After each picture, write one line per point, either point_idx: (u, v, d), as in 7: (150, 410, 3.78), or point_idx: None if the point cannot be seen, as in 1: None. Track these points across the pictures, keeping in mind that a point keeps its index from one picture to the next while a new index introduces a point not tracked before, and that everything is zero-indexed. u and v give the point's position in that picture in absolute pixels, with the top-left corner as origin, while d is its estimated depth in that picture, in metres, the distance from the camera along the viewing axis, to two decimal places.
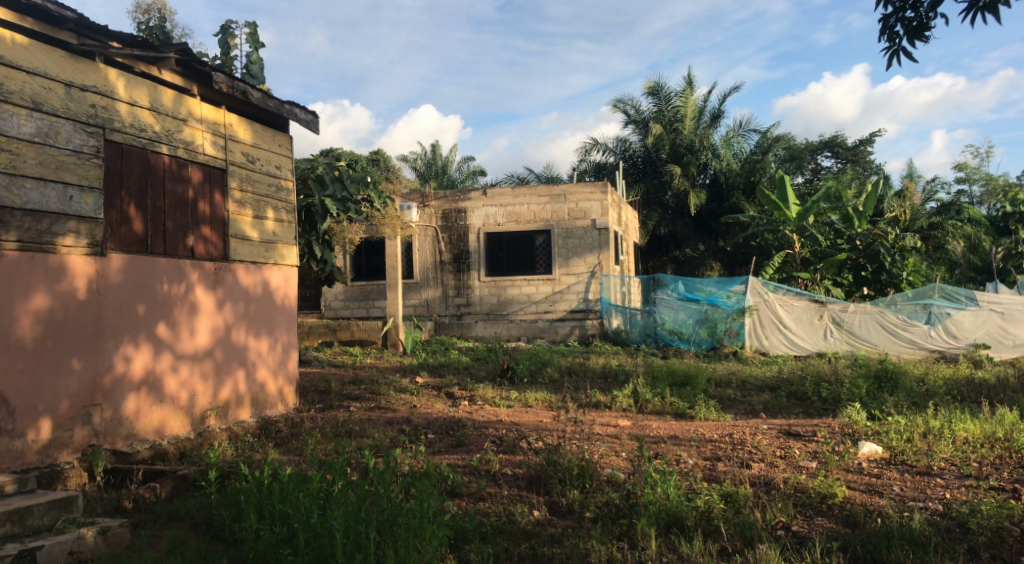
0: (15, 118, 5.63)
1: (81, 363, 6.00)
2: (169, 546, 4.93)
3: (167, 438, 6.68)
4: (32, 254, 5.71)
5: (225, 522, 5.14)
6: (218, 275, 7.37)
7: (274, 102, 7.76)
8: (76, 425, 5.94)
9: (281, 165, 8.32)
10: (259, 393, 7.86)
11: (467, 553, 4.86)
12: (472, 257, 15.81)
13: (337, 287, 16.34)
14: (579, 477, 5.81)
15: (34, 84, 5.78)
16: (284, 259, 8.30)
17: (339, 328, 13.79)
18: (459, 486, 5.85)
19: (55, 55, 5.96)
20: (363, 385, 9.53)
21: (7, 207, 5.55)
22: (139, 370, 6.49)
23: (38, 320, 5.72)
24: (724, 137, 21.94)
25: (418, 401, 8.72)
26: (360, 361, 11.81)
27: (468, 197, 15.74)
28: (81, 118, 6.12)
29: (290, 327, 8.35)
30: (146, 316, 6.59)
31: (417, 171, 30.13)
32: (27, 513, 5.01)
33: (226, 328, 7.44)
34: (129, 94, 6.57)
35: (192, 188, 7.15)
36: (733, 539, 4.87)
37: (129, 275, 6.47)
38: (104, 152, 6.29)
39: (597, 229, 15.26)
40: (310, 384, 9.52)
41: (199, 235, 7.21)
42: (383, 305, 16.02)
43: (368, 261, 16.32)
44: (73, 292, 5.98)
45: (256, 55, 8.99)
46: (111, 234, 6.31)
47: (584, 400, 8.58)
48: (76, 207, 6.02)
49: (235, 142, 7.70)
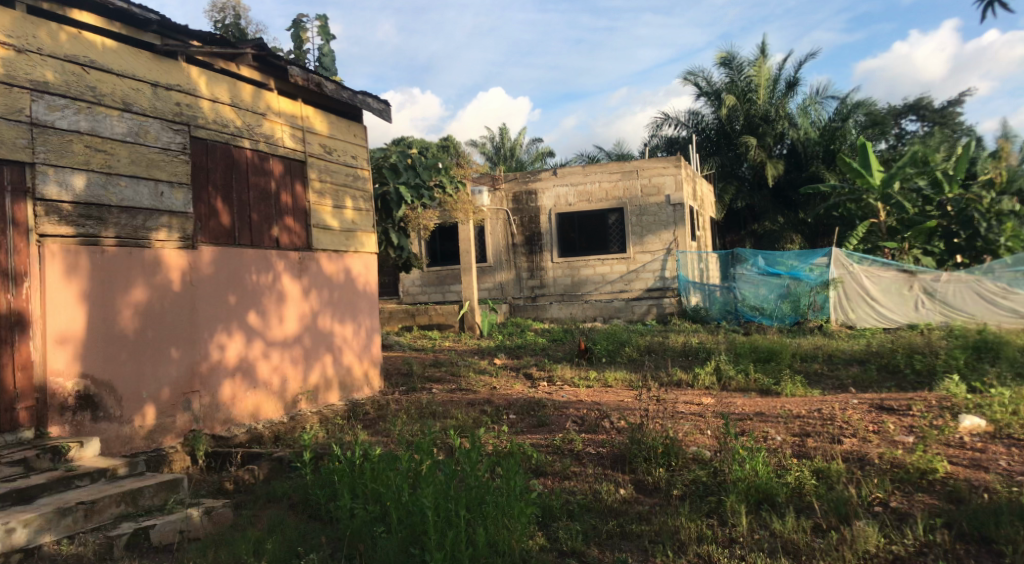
0: (109, 119, 5.96)
1: (179, 352, 6.36)
2: (270, 525, 5.20)
3: (262, 422, 6.99)
4: (129, 249, 6.06)
5: (321, 502, 5.38)
6: (303, 264, 7.58)
7: (347, 93, 7.89)
8: (178, 411, 6.31)
9: (357, 154, 8.48)
10: (346, 377, 8.08)
11: (555, 530, 4.94)
12: (544, 239, 15.87)
13: (414, 272, 16.67)
14: (664, 456, 5.76)
15: (123, 85, 6.08)
16: (364, 246, 8.47)
17: (417, 312, 13.99)
18: (544, 465, 5.90)
19: (141, 57, 6.24)
20: (443, 367, 9.71)
21: (105, 204, 5.92)
22: (233, 358, 6.80)
23: (137, 311, 6.09)
24: (801, 106, 21.29)
25: (498, 383, 8.81)
26: (438, 344, 11.99)
27: (539, 178, 15.77)
28: (167, 116, 6.39)
29: (372, 312, 8.53)
30: (238, 305, 6.88)
31: (486, 155, 30.35)
32: (139, 494, 5.29)
33: (312, 314, 7.67)
34: (211, 91, 6.80)
35: (275, 181, 7.37)
36: (828, 515, 4.78)
37: (220, 267, 6.76)
38: (190, 149, 6.56)
39: (671, 205, 15.02)
40: (393, 367, 9.74)
41: (283, 226, 7.43)
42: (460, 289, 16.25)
43: (442, 247, 16.55)
44: (168, 283, 6.31)
45: (327, 47, 9.11)
46: (200, 228, 6.61)
47: (665, 378, 8.51)
48: (166, 202, 6.33)
49: (313, 134, 7.89)
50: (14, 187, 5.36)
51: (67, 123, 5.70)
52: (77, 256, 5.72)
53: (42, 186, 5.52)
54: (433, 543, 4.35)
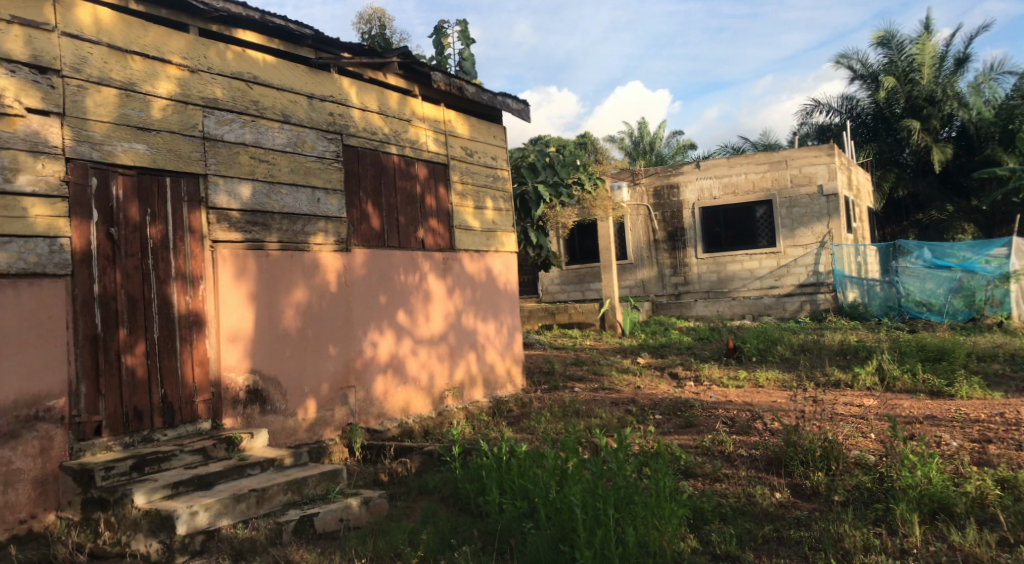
0: (270, 131, 6.38)
1: (336, 349, 6.72)
2: (423, 517, 5.38)
3: (413, 417, 7.26)
4: (291, 252, 6.47)
5: (471, 496, 5.51)
6: (447, 264, 7.81)
7: (487, 95, 8.05)
8: (336, 405, 6.67)
9: (497, 155, 8.62)
10: (490, 374, 8.25)
11: (708, 533, 4.78)
12: (687, 234, 15.51)
13: (553, 271, 16.77)
14: (823, 458, 5.46)
15: (283, 98, 6.49)
16: (504, 246, 8.61)
17: (557, 311, 14.05)
18: (693, 467, 5.74)
19: (298, 71, 6.64)
20: (586, 366, 9.70)
21: (269, 211, 6.34)
22: (385, 355, 7.11)
23: (299, 310, 6.49)
24: (973, 84, 19.69)
25: (642, 382, 8.68)
26: (580, 343, 11.98)
27: (681, 171, 15.47)
28: (322, 126, 6.76)
29: (514, 310, 8.65)
30: (388, 305, 7.18)
31: (624, 150, 30.11)
32: (303, 484, 5.60)
33: (457, 313, 7.87)
34: (361, 100, 7.13)
35: (420, 184, 7.62)
36: (1016, 530, 4.35)
37: (371, 269, 7.09)
38: (342, 157, 6.90)
39: (824, 196, 14.32)
40: (535, 365, 9.83)
41: (428, 228, 7.68)
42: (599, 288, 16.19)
43: (581, 245, 16.58)
44: (325, 284, 6.69)
45: (467, 51, 9.32)
46: (353, 231, 6.94)
47: (822, 379, 8.07)
48: (323, 208, 6.70)
49: (455, 137, 8.09)
50: (190, 198, 5.89)
51: (235, 136, 6.15)
52: (245, 260, 6.18)
53: (214, 196, 6.00)
54: (583, 541, 4.34)
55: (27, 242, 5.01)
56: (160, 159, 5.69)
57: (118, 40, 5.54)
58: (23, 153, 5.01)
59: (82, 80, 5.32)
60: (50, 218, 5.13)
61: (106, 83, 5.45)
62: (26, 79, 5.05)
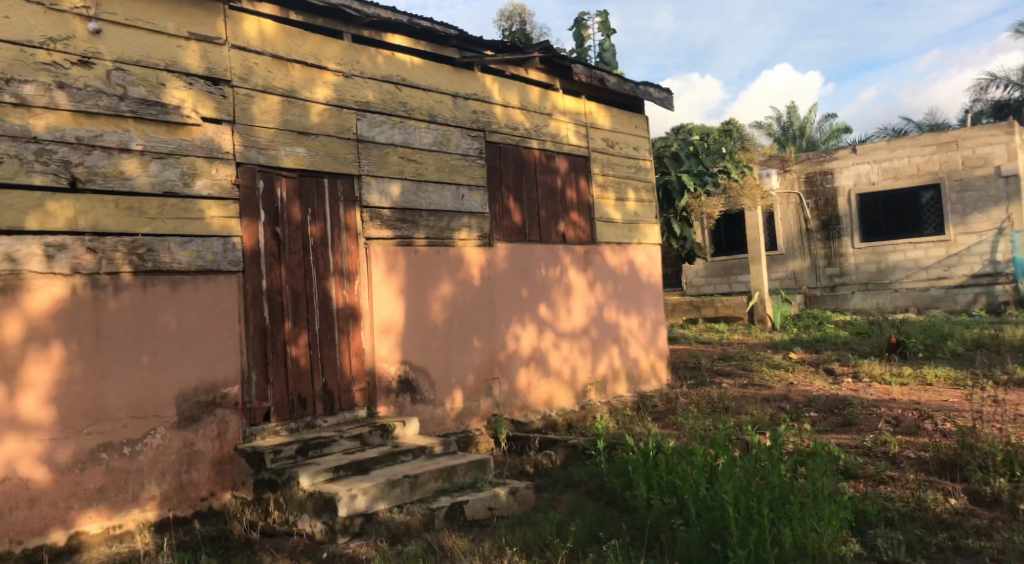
0: (418, 131, 6.60)
1: (481, 342, 6.88)
2: (570, 509, 5.40)
3: (556, 410, 7.33)
4: (437, 247, 6.67)
5: (617, 490, 5.46)
6: (588, 257, 7.79)
7: (630, 85, 7.94)
8: (481, 396, 6.83)
9: (639, 146, 8.51)
10: (634, 369, 8.17)
11: (873, 538, 4.48)
12: (846, 221, 16.26)
13: (699, 263, 17.37)
14: (1005, 465, 5.01)
15: (429, 98, 6.71)
16: (647, 237, 8.48)
17: (702, 304, 13.73)
18: (854, 468, 5.42)
19: (443, 71, 6.84)
20: (734, 360, 9.42)
21: (417, 209, 6.57)
22: (528, 348, 7.20)
23: (445, 304, 6.69)
24: None
25: (795, 378, 8.30)
26: (728, 337, 11.66)
27: (837, 157, 16.22)
28: (466, 124, 6.92)
29: (658, 304, 8.52)
30: (530, 298, 7.26)
31: (773, 136, 29.18)
32: (453, 472, 5.74)
33: (599, 306, 7.84)
34: (504, 97, 7.24)
35: (561, 178, 7.66)
36: None
37: (513, 263, 7.20)
38: (485, 153, 7.04)
39: (1000, 177, 14.43)
40: (680, 359, 9.66)
41: (569, 221, 7.71)
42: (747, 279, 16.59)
43: (728, 236, 17.19)
44: (470, 278, 6.86)
45: (608, 42, 9.27)
46: (496, 227, 7.08)
47: (1004, 377, 7.40)
48: (467, 204, 6.87)
49: (596, 129, 8.05)
50: (346, 198, 6.21)
51: (385, 137, 6.41)
52: (395, 256, 6.44)
53: (367, 195, 6.29)
54: (735, 539, 4.20)
55: (205, 242, 5.47)
56: (318, 161, 6.04)
57: (281, 50, 5.92)
58: (199, 159, 5.47)
59: (250, 88, 5.73)
60: (224, 219, 5.58)
61: (270, 91, 5.83)
62: (202, 90, 5.50)
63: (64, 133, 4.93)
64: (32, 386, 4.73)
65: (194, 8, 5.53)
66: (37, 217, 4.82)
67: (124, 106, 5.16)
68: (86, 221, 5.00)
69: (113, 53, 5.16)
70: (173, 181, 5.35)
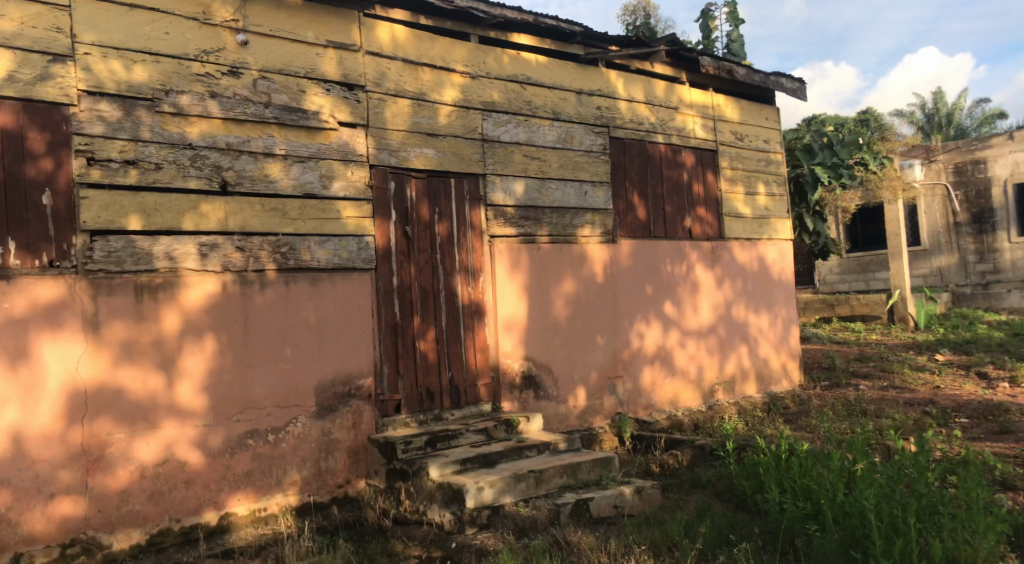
0: (542, 129, 6.66)
1: (604, 339, 6.88)
2: (698, 510, 5.30)
3: (682, 410, 7.28)
4: (560, 245, 6.72)
5: (747, 493, 5.30)
6: (715, 254, 7.76)
7: (759, 76, 7.85)
8: (605, 394, 6.84)
9: (768, 138, 8.39)
10: (763, 368, 8.06)
11: None
12: (999, 214, 16.86)
13: (834, 261, 18.32)
14: None
15: (553, 96, 6.77)
16: (778, 233, 8.38)
17: (837, 304, 13.50)
18: (1013, 479, 5.04)
19: (568, 68, 6.89)
20: (872, 362, 9.02)
21: (541, 206, 6.63)
22: (652, 346, 7.16)
23: (568, 301, 6.72)
24: None
25: (941, 382, 7.83)
26: (866, 337, 11.10)
27: (990, 146, 16.84)
28: (590, 120, 6.95)
29: (789, 302, 8.40)
30: (654, 295, 7.23)
31: (916, 125, 27.82)
32: (578, 469, 5.73)
33: (726, 304, 7.78)
34: (628, 91, 7.23)
35: (687, 172, 7.64)
36: None
37: (637, 259, 7.18)
38: (609, 149, 7.06)
39: None
40: (813, 360, 9.36)
41: (695, 217, 7.69)
42: (885, 276, 17.42)
43: (864, 231, 18.06)
44: (592, 276, 6.87)
45: (737, 32, 9.04)
46: (619, 223, 7.10)
47: None
48: (591, 201, 6.91)
49: (723, 122, 7.98)
50: (471, 197, 6.33)
51: (510, 136, 6.50)
52: (519, 254, 6.52)
53: (492, 194, 6.40)
54: (878, 548, 3.98)
55: (341, 241, 5.73)
56: (446, 161, 6.18)
57: (411, 54, 6.11)
58: (335, 162, 5.74)
59: (382, 92, 5.95)
60: (358, 219, 5.82)
61: (401, 95, 6.03)
62: (338, 96, 5.76)
63: (216, 140, 5.29)
64: (188, 375, 5.10)
65: (331, 16, 5.79)
66: (192, 218, 5.19)
67: (268, 113, 5.47)
68: (235, 222, 5.34)
69: (258, 63, 5.49)
70: (312, 183, 5.63)
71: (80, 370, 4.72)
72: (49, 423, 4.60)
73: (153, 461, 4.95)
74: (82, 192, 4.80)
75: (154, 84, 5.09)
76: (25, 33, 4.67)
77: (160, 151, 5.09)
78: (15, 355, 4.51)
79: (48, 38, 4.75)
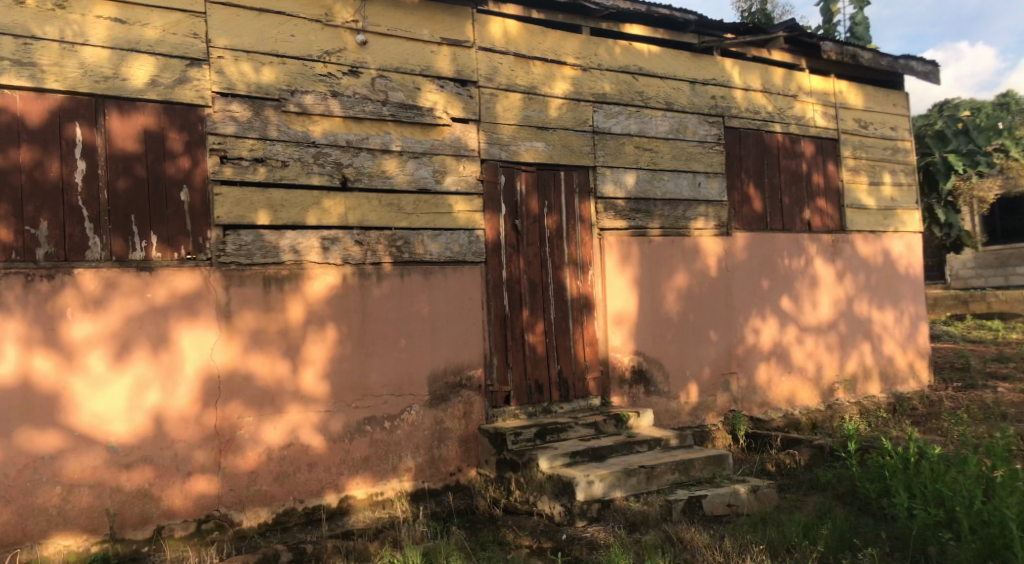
0: (654, 120, 6.60)
1: (717, 335, 6.76)
2: (818, 512, 5.12)
3: (799, 408, 7.10)
4: (672, 237, 6.63)
5: (872, 496, 5.07)
6: (836, 247, 7.50)
7: (887, 60, 7.51)
8: (717, 391, 6.73)
9: (896, 125, 8.04)
10: (888, 367, 7.74)
11: None
12: None
13: (967, 255, 17.36)
14: None
15: (666, 86, 6.68)
16: (906, 225, 8.00)
17: (972, 300, 13.24)
18: None
19: (681, 57, 6.78)
20: (1010, 364, 8.50)
21: (652, 198, 6.56)
22: (768, 342, 7.01)
23: (680, 295, 6.62)
24: None
25: None
26: (1005, 336, 10.42)
27: None
28: (704, 110, 6.83)
29: (917, 298, 8.02)
30: (771, 290, 7.06)
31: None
32: (690, 465, 5.63)
33: (848, 300, 7.51)
34: (744, 80, 7.07)
35: (806, 162, 7.43)
36: None
37: (752, 253, 7.02)
38: (724, 139, 6.92)
39: None
40: (944, 360, 8.89)
41: (815, 208, 7.45)
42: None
43: (1003, 222, 17.08)
44: (705, 269, 6.75)
45: (861, 15, 8.65)
46: (734, 215, 6.94)
47: None
48: (704, 192, 6.78)
49: (847, 109, 7.70)
50: (581, 189, 6.33)
51: (621, 127, 6.46)
52: (630, 247, 6.46)
53: (603, 186, 6.37)
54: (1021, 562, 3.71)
55: (453, 234, 5.84)
56: (556, 154, 6.20)
57: (523, 48, 6.15)
58: (448, 157, 5.85)
59: (494, 87, 6.01)
60: (469, 212, 5.90)
61: (512, 89, 6.08)
62: (451, 92, 5.86)
63: (337, 137, 5.48)
64: (311, 363, 5.33)
65: (445, 14, 5.90)
66: (315, 213, 5.40)
67: (385, 110, 5.63)
68: (354, 217, 5.53)
69: (376, 62, 5.66)
70: (426, 178, 5.76)
71: (214, 356, 5.02)
72: (187, 406, 4.91)
73: (279, 444, 5.20)
74: (216, 188, 5.09)
75: (281, 85, 5.33)
76: (165, 39, 4.98)
77: (286, 149, 5.32)
78: (157, 341, 4.83)
79: (186, 44, 5.05)
